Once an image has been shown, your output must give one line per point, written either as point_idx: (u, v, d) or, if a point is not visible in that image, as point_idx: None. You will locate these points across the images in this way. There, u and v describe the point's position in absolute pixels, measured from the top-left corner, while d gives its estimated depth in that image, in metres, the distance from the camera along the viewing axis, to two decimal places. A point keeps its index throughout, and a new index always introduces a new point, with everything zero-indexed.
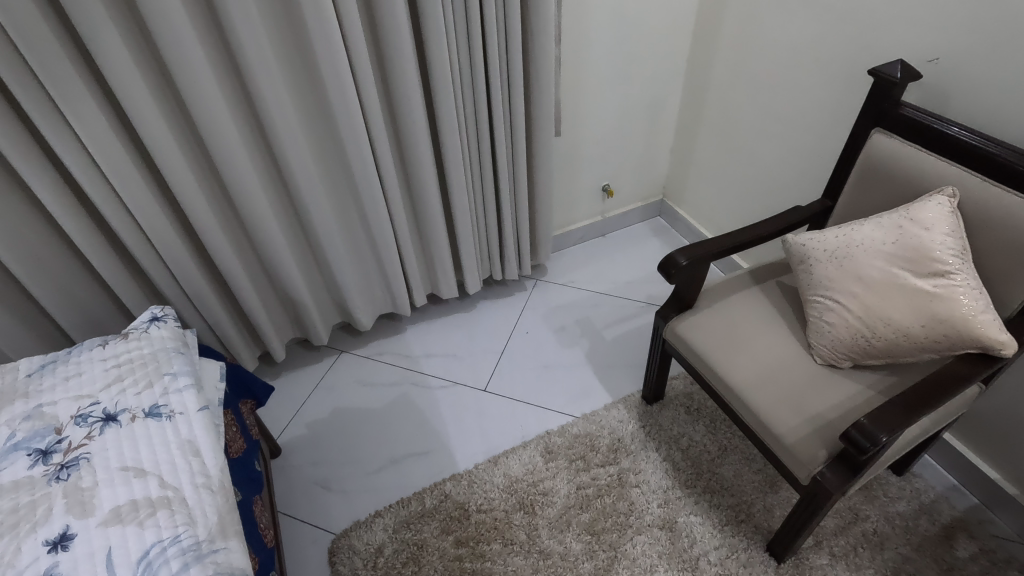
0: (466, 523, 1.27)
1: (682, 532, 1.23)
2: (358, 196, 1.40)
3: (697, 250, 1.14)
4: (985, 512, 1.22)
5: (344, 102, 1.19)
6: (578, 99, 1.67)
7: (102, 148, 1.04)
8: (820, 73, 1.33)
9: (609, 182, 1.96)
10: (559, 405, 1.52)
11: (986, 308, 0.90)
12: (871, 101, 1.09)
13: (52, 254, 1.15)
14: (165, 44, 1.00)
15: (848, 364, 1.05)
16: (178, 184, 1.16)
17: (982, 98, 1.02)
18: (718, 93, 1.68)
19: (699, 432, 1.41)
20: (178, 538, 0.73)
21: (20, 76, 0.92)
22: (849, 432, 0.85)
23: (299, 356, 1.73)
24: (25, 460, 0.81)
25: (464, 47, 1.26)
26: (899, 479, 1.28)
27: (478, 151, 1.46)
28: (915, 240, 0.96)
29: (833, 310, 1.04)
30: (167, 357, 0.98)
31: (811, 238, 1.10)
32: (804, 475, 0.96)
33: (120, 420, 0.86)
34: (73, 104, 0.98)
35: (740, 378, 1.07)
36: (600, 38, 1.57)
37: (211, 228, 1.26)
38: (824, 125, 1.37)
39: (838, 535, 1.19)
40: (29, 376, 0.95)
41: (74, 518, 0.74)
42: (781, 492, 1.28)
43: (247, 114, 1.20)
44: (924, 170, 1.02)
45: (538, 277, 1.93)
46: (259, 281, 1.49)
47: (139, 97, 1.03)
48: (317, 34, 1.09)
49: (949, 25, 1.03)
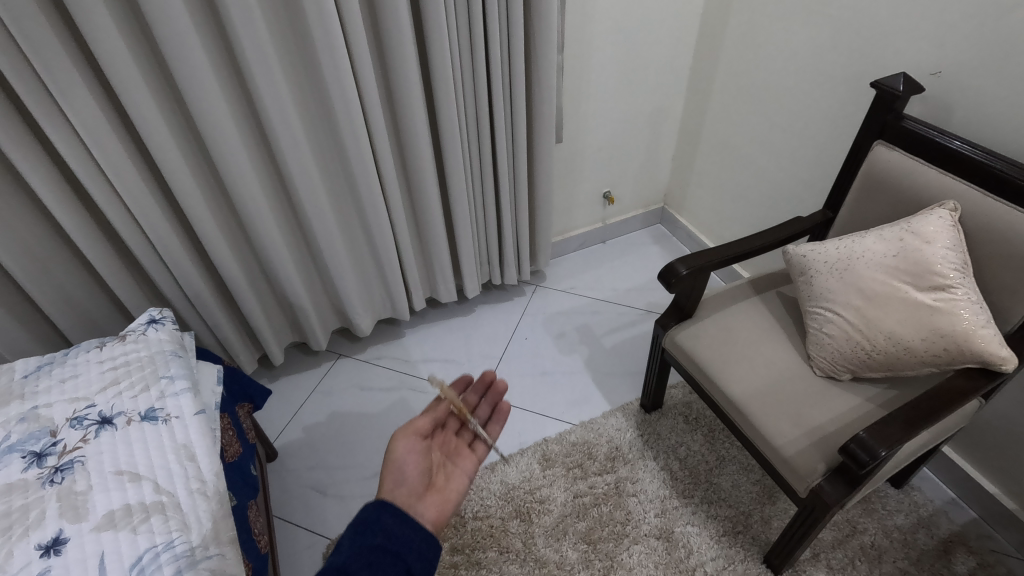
0: (462, 530, 1.26)
1: (679, 542, 1.23)
2: (358, 199, 1.40)
3: (697, 260, 1.14)
4: (983, 526, 1.22)
5: (347, 106, 1.19)
6: (579, 107, 1.67)
7: (104, 150, 1.03)
8: (823, 84, 1.33)
9: (609, 189, 1.96)
10: (557, 412, 1.52)
11: (987, 323, 0.90)
12: (874, 113, 1.09)
13: (49, 253, 1.14)
14: (170, 46, 0.99)
15: (848, 377, 1.05)
16: (179, 184, 1.15)
17: (985, 112, 1.02)
18: (721, 102, 1.68)
19: (697, 441, 1.41)
20: (172, 543, 0.73)
21: (23, 75, 0.91)
22: (847, 446, 0.84)
23: (297, 360, 1.72)
24: (18, 462, 0.80)
25: (467, 54, 1.26)
26: (897, 492, 1.28)
27: (479, 156, 1.46)
28: (915, 254, 0.96)
29: (833, 322, 1.04)
30: (164, 360, 0.97)
31: (811, 249, 1.10)
32: (802, 488, 0.95)
33: (116, 423, 0.85)
34: (74, 104, 0.96)
35: (738, 389, 1.07)
36: (602, 46, 1.57)
37: (211, 231, 1.25)
38: (826, 136, 1.37)
39: (835, 547, 1.19)
40: (25, 377, 0.94)
41: (67, 522, 0.72)
42: (779, 504, 1.27)
43: (249, 115, 1.20)
44: (926, 184, 1.02)
45: (537, 283, 1.93)
46: (259, 283, 1.49)
47: (142, 98, 1.02)
48: (321, 35, 1.08)
49: (953, 39, 1.03)
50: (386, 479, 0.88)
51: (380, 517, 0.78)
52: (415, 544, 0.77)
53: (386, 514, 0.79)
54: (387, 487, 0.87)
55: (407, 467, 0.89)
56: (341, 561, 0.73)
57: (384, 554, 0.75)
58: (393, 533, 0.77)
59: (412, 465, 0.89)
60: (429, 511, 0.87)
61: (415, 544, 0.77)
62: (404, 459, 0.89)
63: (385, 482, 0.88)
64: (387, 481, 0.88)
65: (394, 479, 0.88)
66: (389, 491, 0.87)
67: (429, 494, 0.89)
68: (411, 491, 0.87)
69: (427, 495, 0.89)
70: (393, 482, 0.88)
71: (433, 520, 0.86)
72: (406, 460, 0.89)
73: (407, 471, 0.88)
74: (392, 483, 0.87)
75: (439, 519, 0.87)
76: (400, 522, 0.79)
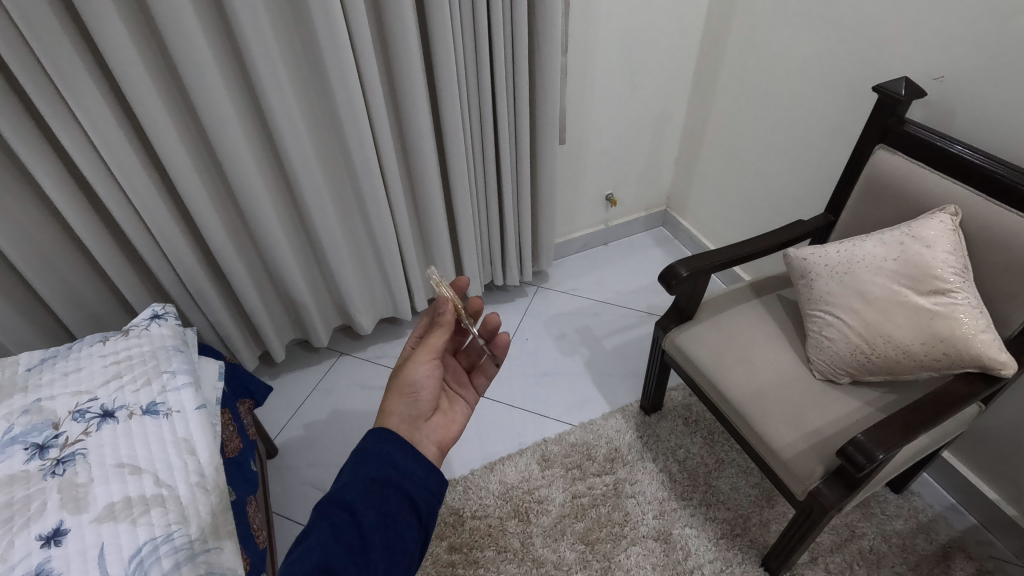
0: (460, 529, 1.26)
1: (677, 544, 1.22)
2: (361, 198, 1.41)
3: (698, 262, 1.14)
4: (983, 532, 1.21)
5: (352, 105, 1.19)
6: (584, 108, 1.67)
7: (109, 145, 1.04)
8: (826, 88, 1.33)
9: (612, 191, 1.96)
10: (556, 413, 1.52)
11: (987, 327, 0.90)
12: (876, 117, 1.09)
13: (53, 248, 1.15)
14: (176, 43, 1.00)
15: (848, 381, 1.05)
16: (183, 182, 1.16)
17: (987, 117, 1.02)
18: (724, 105, 1.68)
19: (697, 444, 1.41)
20: (171, 536, 0.73)
21: (31, 71, 0.92)
22: (845, 448, 0.84)
23: (299, 358, 1.73)
24: (21, 454, 0.80)
25: (471, 55, 1.27)
26: (896, 497, 1.28)
27: (482, 156, 1.47)
28: (916, 258, 0.96)
29: (833, 325, 1.04)
30: (166, 355, 0.98)
31: (812, 252, 1.10)
32: (800, 490, 0.95)
33: (117, 417, 0.86)
34: (81, 101, 0.97)
35: (737, 390, 1.07)
36: (606, 49, 1.57)
37: (214, 228, 1.26)
38: (828, 140, 1.37)
39: (834, 551, 1.19)
40: (28, 370, 0.95)
41: (68, 513, 0.73)
42: (778, 507, 1.27)
43: (253, 113, 1.21)
44: (927, 188, 1.02)
45: (539, 284, 1.94)
46: (261, 281, 1.50)
47: (147, 95, 1.03)
48: (324, 33, 1.08)
49: (955, 44, 1.04)
50: (395, 398, 0.79)
51: (387, 447, 0.68)
52: (425, 478, 0.67)
53: (390, 444, 0.68)
54: (396, 406, 0.78)
55: (422, 389, 0.80)
56: (343, 495, 0.63)
57: (390, 488, 0.65)
58: (399, 466, 0.67)
59: (429, 388, 0.81)
60: (434, 437, 0.79)
61: (423, 478, 0.67)
62: (421, 381, 0.81)
63: (394, 401, 0.79)
64: (396, 401, 0.79)
65: (405, 399, 0.79)
66: (398, 410, 0.78)
67: (435, 418, 0.82)
68: (419, 412, 0.80)
69: (433, 419, 0.82)
70: (404, 402, 0.79)
71: (438, 446, 0.79)
72: (423, 382, 0.81)
73: (421, 394, 0.80)
74: (400, 404, 0.79)
75: (443, 445, 0.79)
76: (406, 453, 0.68)
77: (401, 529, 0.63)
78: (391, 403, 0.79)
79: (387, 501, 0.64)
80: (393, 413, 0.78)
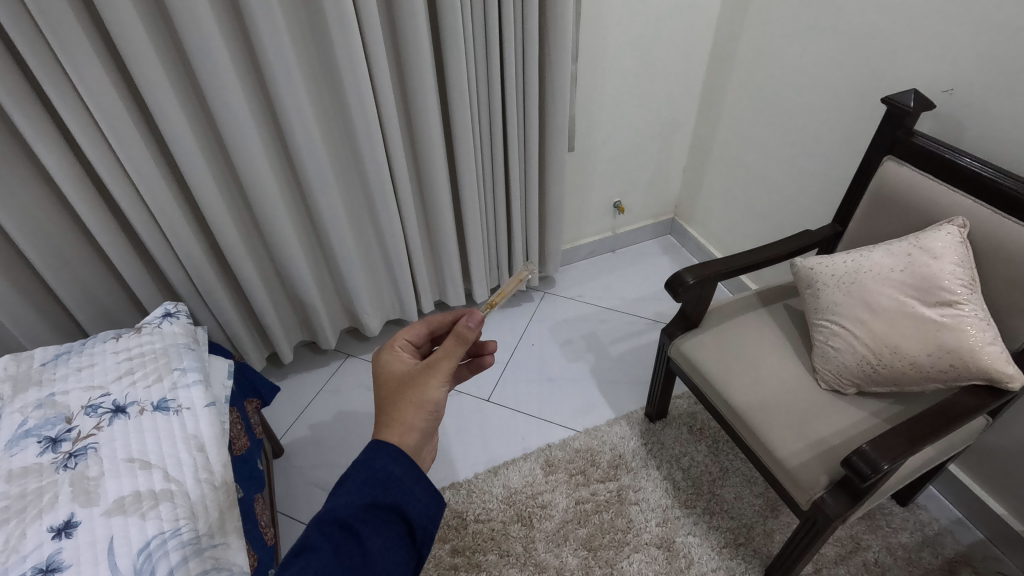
0: (463, 533, 1.27)
1: (680, 552, 1.22)
2: (370, 202, 1.42)
3: (705, 269, 1.15)
4: (990, 547, 1.20)
5: (364, 111, 1.21)
6: (593, 117, 1.69)
7: (127, 146, 1.06)
8: (834, 101, 1.34)
9: (620, 199, 1.97)
10: (561, 418, 1.52)
11: (994, 339, 0.90)
12: (884, 129, 1.10)
13: (69, 245, 1.18)
14: (194, 49, 1.03)
15: (854, 391, 1.05)
16: (196, 183, 1.18)
17: (996, 129, 1.02)
18: (732, 115, 1.70)
19: (701, 452, 1.41)
20: (179, 531, 0.74)
21: (52, 73, 0.95)
22: (850, 459, 0.83)
23: (306, 359, 1.75)
24: (34, 446, 0.82)
25: (483, 62, 1.29)
26: (902, 509, 1.27)
27: (491, 162, 1.48)
28: (922, 269, 0.96)
29: (840, 334, 1.04)
30: (178, 352, 1.00)
31: (818, 262, 1.10)
32: (803, 500, 0.95)
33: (129, 412, 0.87)
34: (100, 101, 1.00)
35: (742, 398, 1.08)
36: (617, 59, 1.59)
37: (225, 228, 1.28)
38: (836, 152, 1.38)
39: (838, 563, 1.18)
40: (43, 365, 0.97)
41: (79, 506, 0.74)
42: (782, 517, 1.27)
43: (267, 116, 1.23)
44: (934, 200, 1.02)
45: (546, 290, 1.95)
46: (271, 282, 1.52)
47: (165, 98, 1.05)
48: (339, 41, 1.10)
49: (964, 58, 1.04)
50: (415, 411, 0.74)
51: (382, 460, 0.67)
52: (421, 500, 0.66)
53: (392, 460, 0.68)
54: (416, 421, 0.74)
55: (440, 407, 0.77)
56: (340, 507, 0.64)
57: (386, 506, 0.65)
58: (398, 485, 0.66)
59: (444, 406, 0.78)
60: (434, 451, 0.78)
61: (421, 500, 0.67)
62: (440, 399, 0.77)
63: (413, 414, 0.74)
64: (416, 414, 0.74)
65: (426, 416, 0.74)
66: (419, 426, 0.74)
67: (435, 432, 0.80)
68: (433, 428, 0.77)
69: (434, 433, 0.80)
70: (424, 418, 0.75)
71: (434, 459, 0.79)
72: (440, 399, 0.77)
73: (439, 412, 0.77)
74: (421, 419, 0.74)
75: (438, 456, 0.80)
76: (403, 468, 0.68)
77: (396, 550, 0.64)
78: (410, 417, 0.74)
79: (383, 518, 0.64)
80: (414, 428, 0.73)
